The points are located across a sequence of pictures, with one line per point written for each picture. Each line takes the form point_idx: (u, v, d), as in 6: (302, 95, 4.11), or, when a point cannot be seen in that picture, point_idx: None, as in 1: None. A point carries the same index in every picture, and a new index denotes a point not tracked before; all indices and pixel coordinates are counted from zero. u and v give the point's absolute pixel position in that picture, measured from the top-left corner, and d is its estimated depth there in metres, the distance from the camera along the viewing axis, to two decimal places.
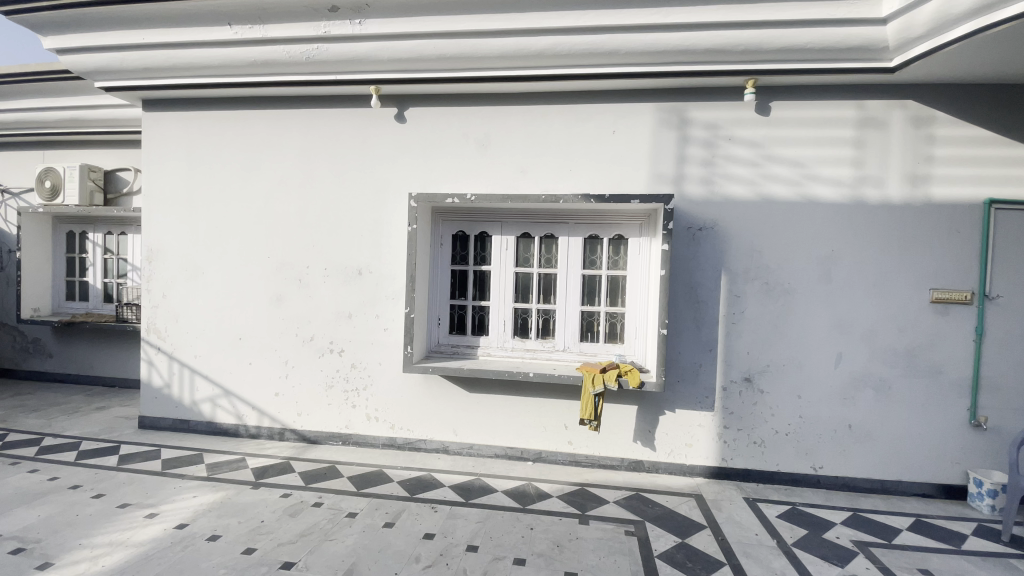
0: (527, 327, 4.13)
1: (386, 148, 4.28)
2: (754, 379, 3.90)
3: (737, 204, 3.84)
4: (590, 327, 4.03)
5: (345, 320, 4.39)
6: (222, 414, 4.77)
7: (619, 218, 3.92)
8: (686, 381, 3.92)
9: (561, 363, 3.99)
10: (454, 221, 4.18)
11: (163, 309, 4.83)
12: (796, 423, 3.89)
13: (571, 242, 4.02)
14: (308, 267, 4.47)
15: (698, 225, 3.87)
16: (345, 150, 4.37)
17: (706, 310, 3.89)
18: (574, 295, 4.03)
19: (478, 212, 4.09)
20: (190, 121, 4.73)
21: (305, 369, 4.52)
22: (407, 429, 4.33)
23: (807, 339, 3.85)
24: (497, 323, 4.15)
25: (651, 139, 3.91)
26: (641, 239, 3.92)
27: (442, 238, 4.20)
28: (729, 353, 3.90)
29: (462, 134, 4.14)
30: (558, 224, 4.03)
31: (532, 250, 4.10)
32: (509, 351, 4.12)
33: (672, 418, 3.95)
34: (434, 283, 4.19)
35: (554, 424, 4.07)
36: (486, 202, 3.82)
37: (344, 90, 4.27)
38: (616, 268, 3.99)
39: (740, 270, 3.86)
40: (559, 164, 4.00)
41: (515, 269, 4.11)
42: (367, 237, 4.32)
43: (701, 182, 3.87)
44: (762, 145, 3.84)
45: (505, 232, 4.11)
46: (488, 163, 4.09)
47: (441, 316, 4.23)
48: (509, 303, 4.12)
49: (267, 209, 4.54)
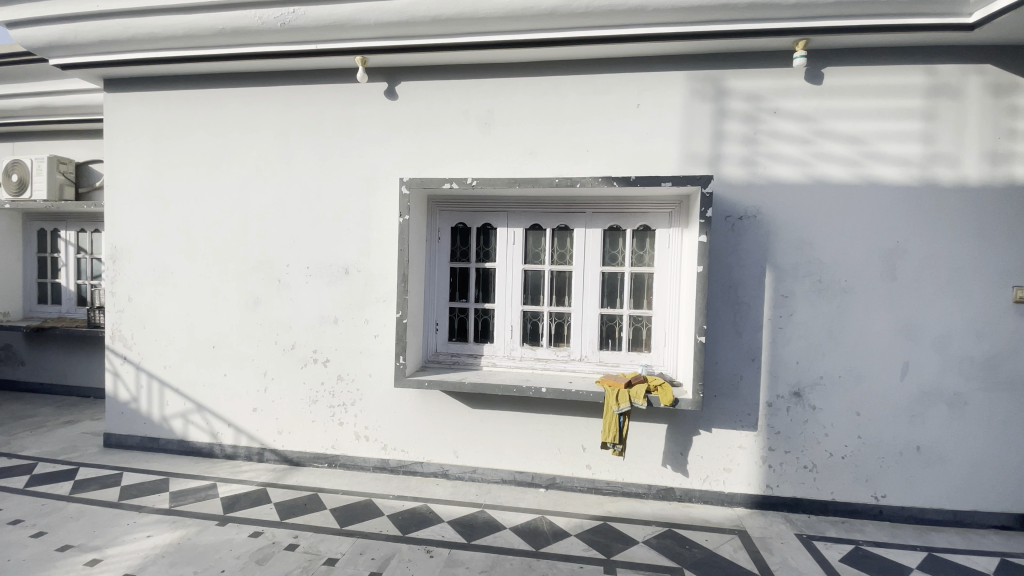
0: (538, 333, 3.57)
1: (374, 129, 3.72)
2: (804, 394, 3.32)
3: (785, 188, 3.26)
4: (612, 333, 3.47)
5: (329, 327, 3.85)
6: (196, 431, 4.25)
7: (645, 206, 3.36)
8: (725, 396, 3.36)
9: (578, 376, 3.43)
10: (453, 212, 3.62)
11: (129, 314, 4.31)
12: (854, 445, 3.32)
13: (589, 234, 3.46)
14: (288, 266, 3.92)
15: (739, 214, 3.29)
16: (327, 133, 3.82)
17: (748, 313, 3.32)
18: (592, 296, 3.47)
19: (481, 201, 3.54)
20: (156, 102, 4.20)
21: (285, 381, 3.99)
22: (401, 450, 3.79)
23: (868, 347, 3.27)
24: (503, 328, 3.60)
25: (683, 113, 3.34)
26: (671, 231, 3.35)
27: (440, 230, 3.65)
28: (775, 362, 3.32)
29: (463, 112, 3.58)
30: (573, 213, 3.48)
31: (543, 244, 3.54)
32: (516, 361, 3.57)
33: (708, 439, 3.40)
34: (431, 283, 3.65)
35: (570, 445, 3.53)
36: (488, 189, 3.27)
37: (327, 63, 3.72)
38: (642, 264, 3.43)
39: (789, 266, 3.28)
40: (574, 145, 3.43)
41: (524, 267, 3.56)
42: (354, 231, 3.77)
43: (742, 163, 3.29)
44: (814, 118, 3.25)
45: (512, 224, 3.56)
46: (492, 144, 3.54)
47: (440, 320, 3.67)
48: (517, 305, 3.57)
49: (241, 199, 4.00)
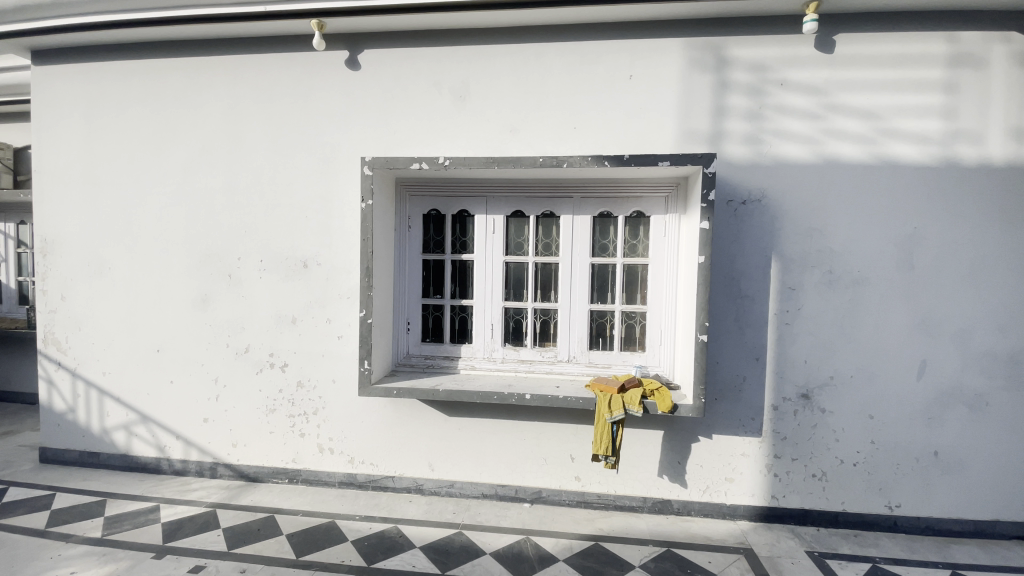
0: (520, 332, 3.21)
1: (334, 104, 3.30)
2: (813, 396, 3.02)
3: (793, 169, 2.93)
4: (603, 331, 3.12)
5: (287, 328, 3.44)
6: (141, 444, 3.82)
7: (639, 189, 3.01)
8: (727, 400, 3.04)
9: (566, 379, 3.07)
10: (425, 197, 3.23)
11: (62, 315, 3.83)
12: (867, 451, 3.03)
13: (576, 221, 3.10)
14: (240, 259, 3.49)
15: (742, 198, 2.96)
16: (282, 109, 3.38)
17: (752, 308, 3.00)
18: (581, 291, 3.11)
19: (457, 184, 3.15)
20: (86, 73, 3.68)
21: (240, 388, 3.58)
22: (369, 463, 3.41)
23: (882, 343, 2.97)
24: (482, 327, 3.23)
25: (680, 85, 2.98)
26: (667, 217, 3.01)
27: (411, 217, 3.25)
28: (782, 362, 3.01)
29: (434, 85, 3.18)
30: (558, 198, 3.11)
31: (526, 233, 3.17)
32: (497, 363, 3.20)
33: (709, 446, 3.08)
34: (401, 277, 3.25)
35: (557, 455, 3.18)
36: (462, 169, 2.88)
37: (278, 29, 3.27)
38: (635, 254, 3.09)
39: (797, 255, 2.96)
40: (560, 121, 3.06)
41: (504, 258, 3.19)
42: (313, 219, 3.35)
43: (745, 141, 2.95)
44: (825, 91, 2.92)
45: (492, 211, 3.18)
46: (467, 120, 3.14)
47: (411, 319, 3.28)
48: (498, 301, 3.20)
49: (185, 185, 3.54)
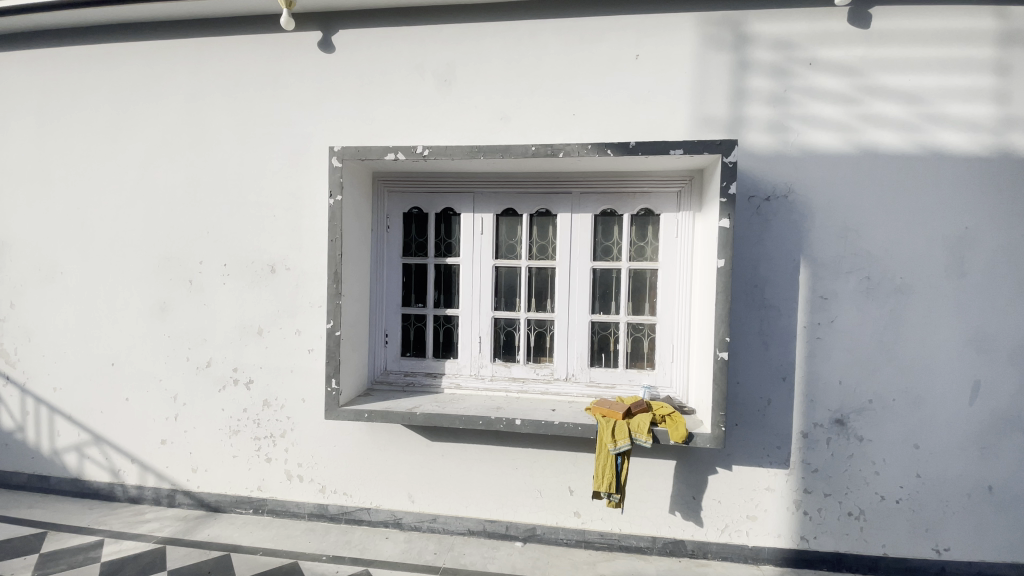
0: (513, 345, 2.82)
1: (305, 91, 2.96)
2: (848, 421, 2.62)
3: (824, 161, 2.56)
4: (605, 346, 2.74)
5: (251, 340, 3.07)
6: (94, 468, 3.46)
7: (646, 183, 2.64)
8: (749, 425, 2.64)
9: (563, 402, 2.68)
10: (405, 194, 2.86)
11: (11, 323, 3.48)
12: (912, 486, 2.62)
13: (575, 221, 2.73)
14: (201, 263, 3.14)
15: (766, 194, 2.58)
16: (249, 97, 3.04)
17: (778, 320, 2.61)
18: (581, 299, 2.73)
19: (441, 179, 2.79)
20: (36, 58, 3.34)
21: (201, 407, 3.21)
22: (342, 493, 3.02)
23: (927, 361, 2.57)
24: (469, 340, 2.84)
25: (694, 66, 2.62)
26: (680, 215, 2.64)
27: (391, 216, 2.88)
28: (812, 383, 2.62)
29: (416, 69, 2.84)
30: (555, 195, 2.74)
31: (520, 234, 2.80)
32: (486, 382, 2.80)
33: (729, 479, 2.68)
34: (378, 284, 2.87)
35: (553, 487, 2.79)
36: (443, 160, 2.51)
37: (244, 8, 2.94)
38: (642, 258, 2.71)
39: (830, 259, 2.58)
40: (557, 108, 2.70)
41: (495, 262, 2.81)
42: (282, 218, 3.00)
43: (769, 129, 2.58)
44: (860, 72, 2.55)
45: (481, 209, 2.81)
46: (453, 108, 2.79)
47: (390, 330, 2.90)
48: (487, 311, 2.82)
49: (143, 181, 3.20)
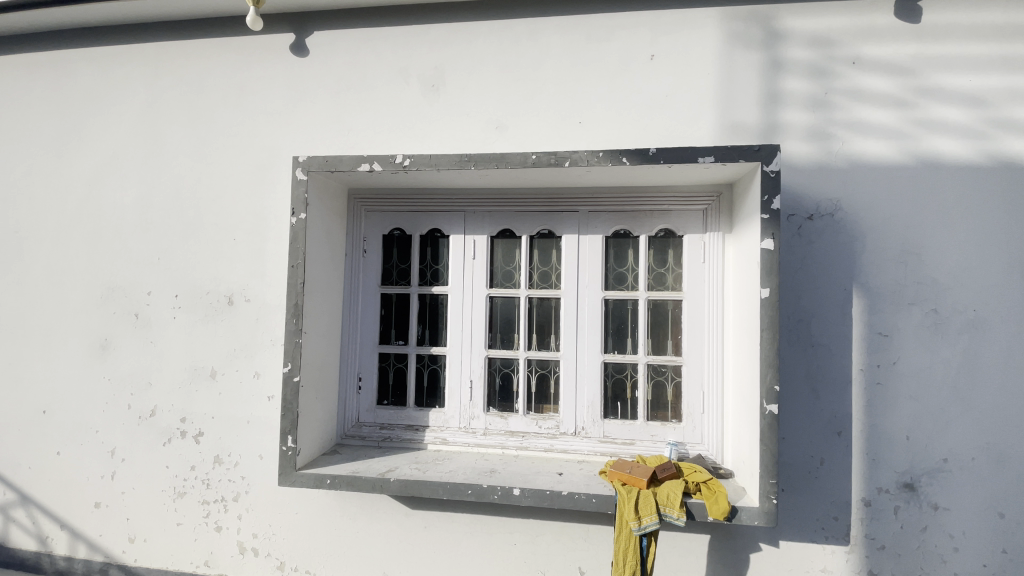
0: (510, 392, 2.36)
1: (274, 99, 2.61)
2: (920, 485, 2.14)
3: (876, 172, 2.18)
4: (621, 392, 2.28)
5: (203, 385, 2.62)
6: (19, 534, 2.91)
7: (667, 199, 2.25)
8: (798, 491, 2.16)
9: (572, 463, 2.20)
10: (385, 213, 2.45)
11: None
12: (1003, 567, 2.11)
13: (583, 242, 2.33)
14: (150, 294, 2.71)
15: (808, 211, 2.19)
16: (212, 107, 2.69)
17: (830, 361, 2.17)
18: (590, 336, 2.29)
19: (426, 196, 2.39)
20: None
21: (143, 464, 2.72)
22: (304, 571, 2.50)
23: (1012, 411, 2.11)
24: (458, 386, 2.37)
25: (718, 67, 2.27)
26: (707, 236, 2.24)
27: (368, 238, 2.46)
28: (873, 438, 2.16)
29: (399, 73, 2.49)
30: (559, 213, 2.34)
31: (518, 258, 2.39)
32: (478, 438, 2.32)
33: (776, 558, 2.18)
34: (351, 319, 2.42)
35: (559, 568, 2.28)
36: (425, 172, 2.11)
37: (208, 8, 2.62)
38: (663, 288, 2.29)
39: (889, 288, 2.16)
40: (560, 115, 2.34)
41: (489, 292, 2.39)
42: (243, 242, 2.59)
43: (808, 137, 2.21)
44: (912, 71, 2.21)
45: (473, 230, 2.40)
46: (441, 116, 2.42)
47: (365, 374, 2.43)
48: (480, 350, 2.37)
49: (90, 201, 2.81)
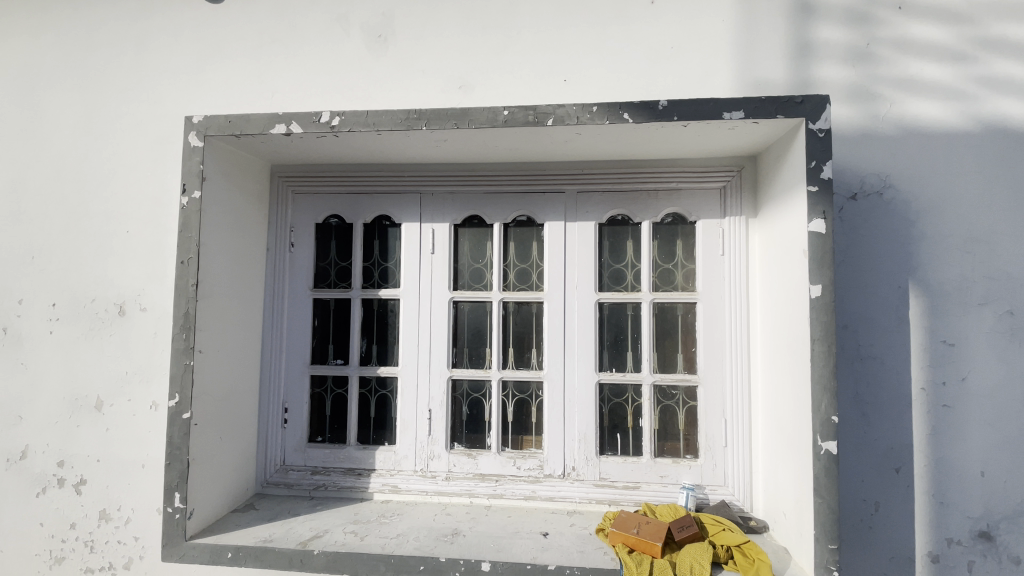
0: (480, 423, 1.83)
1: (178, 54, 2.04)
2: (998, 533, 1.69)
3: (931, 142, 1.76)
4: (620, 422, 1.79)
5: (87, 419, 2.03)
6: None
7: (676, 174, 1.78)
8: (847, 545, 1.70)
9: (559, 516, 1.70)
10: (319, 196, 1.92)
11: None
12: None
13: (571, 231, 1.83)
14: (18, 303, 2.09)
15: (850, 189, 1.75)
16: (97, 62, 2.10)
17: (882, 377, 1.72)
18: (581, 351, 1.79)
19: (371, 173, 1.87)
20: None
21: (7, 523, 2.09)
22: None
23: None
24: (413, 418, 1.83)
25: (737, 12, 1.81)
26: (726, 223, 1.77)
27: (296, 228, 1.92)
28: (938, 475, 1.71)
29: (335, 19, 1.96)
30: (540, 194, 1.84)
31: (490, 252, 1.87)
32: (438, 484, 1.79)
33: None
34: (274, 331, 1.88)
35: None
36: (363, 138, 1.59)
37: None
38: (672, 288, 1.81)
39: (952, 284, 1.72)
40: (540, 71, 1.85)
41: (452, 295, 1.86)
42: (137, 235, 2.02)
43: (847, 98, 1.78)
44: (972, 18, 1.78)
45: (431, 217, 1.87)
46: (389, 74, 1.91)
47: (292, 402, 1.88)
48: (441, 371, 1.83)
49: None
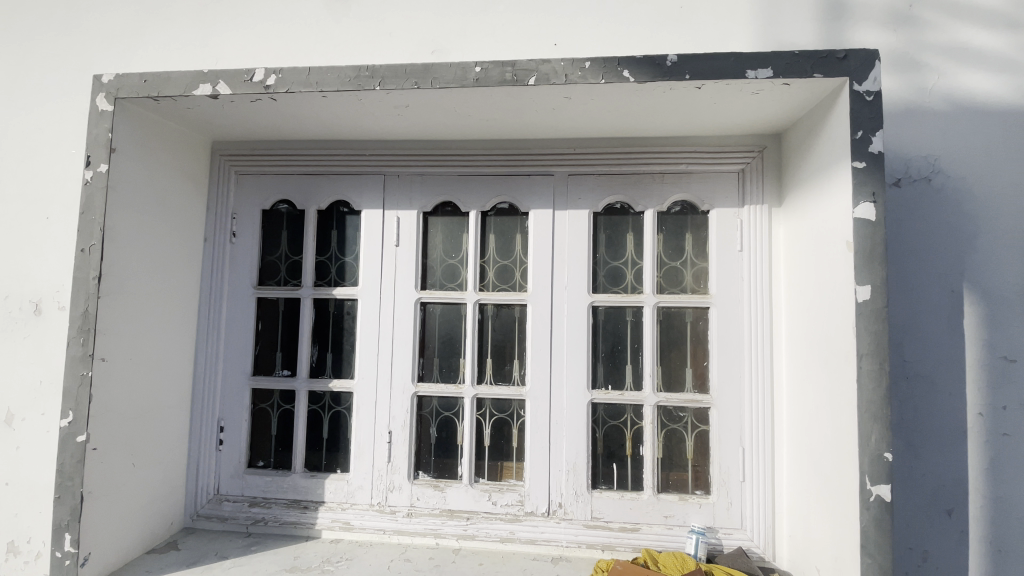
0: (450, 448, 1.54)
1: (109, 13, 1.76)
2: None
3: (990, 119, 1.47)
4: (616, 449, 1.50)
5: None
6: None
7: (685, 154, 1.50)
8: None
9: (542, 564, 1.40)
10: (266, 178, 1.64)
11: None
12: None
13: (561, 222, 1.54)
14: None
15: (892, 175, 1.47)
16: (19, 22, 1.80)
17: (931, 400, 1.43)
18: (570, 363, 1.51)
19: (325, 152, 1.59)
20: None
21: None
22: None
23: None
24: (370, 442, 1.54)
25: None
26: (746, 213, 1.49)
27: (239, 215, 1.64)
28: (1001, 520, 1.41)
29: None
30: (525, 178, 1.56)
31: (465, 246, 1.59)
32: (399, 521, 1.50)
33: None
34: (207, 335, 1.60)
35: None
36: (307, 103, 1.31)
37: None
38: (679, 290, 1.53)
39: (1018, 289, 1.42)
40: (527, 33, 1.56)
41: (420, 296, 1.57)
42: (56, 221, 1.73)
43: (888, 68, 1.51)
44: None
45: (397, 204, 1.59)
46: (350, 36, 1.62)
47: (228, 419, 1.60)
48: (405, 386, 1.54)
49: None
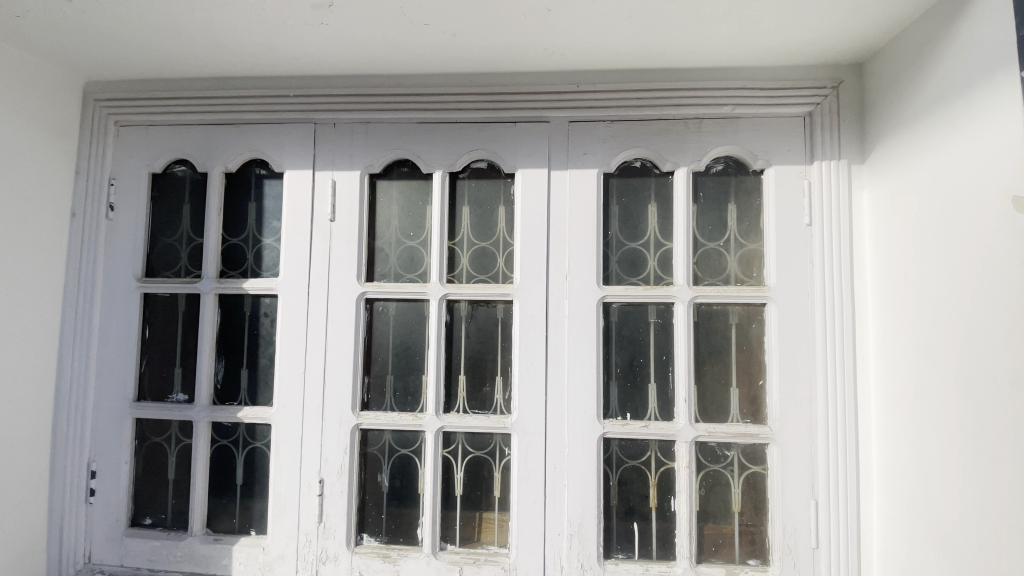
0: (406, 501, 1.12)
1: None
2: None
3: None
4: (636, 503, 1.08)
5: None
6: None
7: (731, 92, 1.08)
8: None
9: None
10: (157, 131, 1.21)
11: None
12: None
13: (558, 188, 1.12)
14: None
15: None
16: None
17: None
18: (571, 383, 1.09)
19: (234, 93, 1.16)
20: None
21: None
22: None
23: None
24: (295, 493, 1.11)
25: None
26: (814, 174, 1.07)
27: (118, 181, 1.21)
28: None
29: None
30: (508, 128, 1.14)
31: (429, 221, 1.17)
32: None
33: None
34: (74, 346, 1.16)
35: None
36: (183, 5, 0.89)
37: None
38: (721, 282, 1.11)
39: None
40: None
41: (365, 290, 1.14)
42: None
43: None
44: None
45: (332, 165, 1.16)
46: None
47: (103, 459, 1.17)
48: (342, 417, 1.12)
49: None
